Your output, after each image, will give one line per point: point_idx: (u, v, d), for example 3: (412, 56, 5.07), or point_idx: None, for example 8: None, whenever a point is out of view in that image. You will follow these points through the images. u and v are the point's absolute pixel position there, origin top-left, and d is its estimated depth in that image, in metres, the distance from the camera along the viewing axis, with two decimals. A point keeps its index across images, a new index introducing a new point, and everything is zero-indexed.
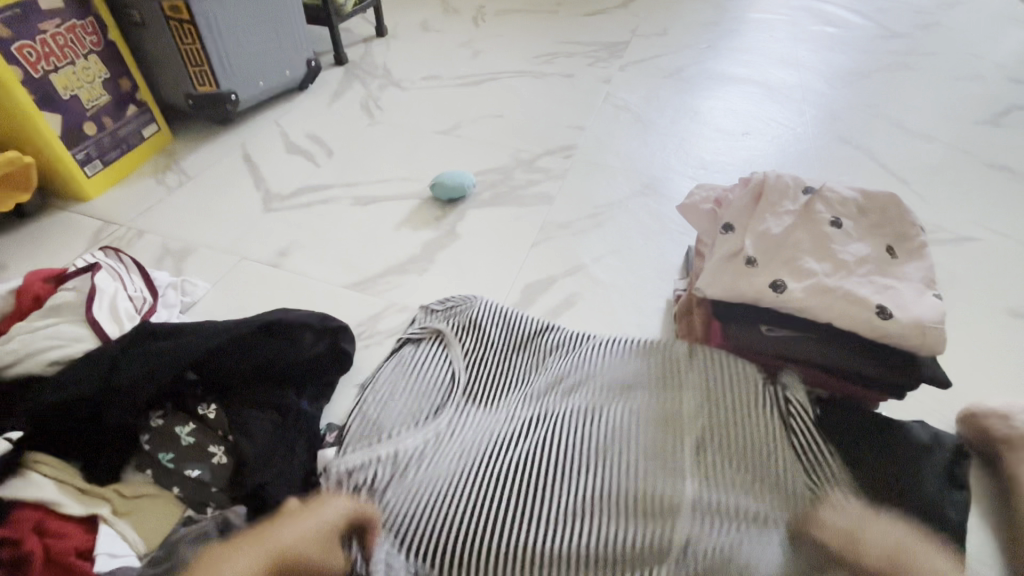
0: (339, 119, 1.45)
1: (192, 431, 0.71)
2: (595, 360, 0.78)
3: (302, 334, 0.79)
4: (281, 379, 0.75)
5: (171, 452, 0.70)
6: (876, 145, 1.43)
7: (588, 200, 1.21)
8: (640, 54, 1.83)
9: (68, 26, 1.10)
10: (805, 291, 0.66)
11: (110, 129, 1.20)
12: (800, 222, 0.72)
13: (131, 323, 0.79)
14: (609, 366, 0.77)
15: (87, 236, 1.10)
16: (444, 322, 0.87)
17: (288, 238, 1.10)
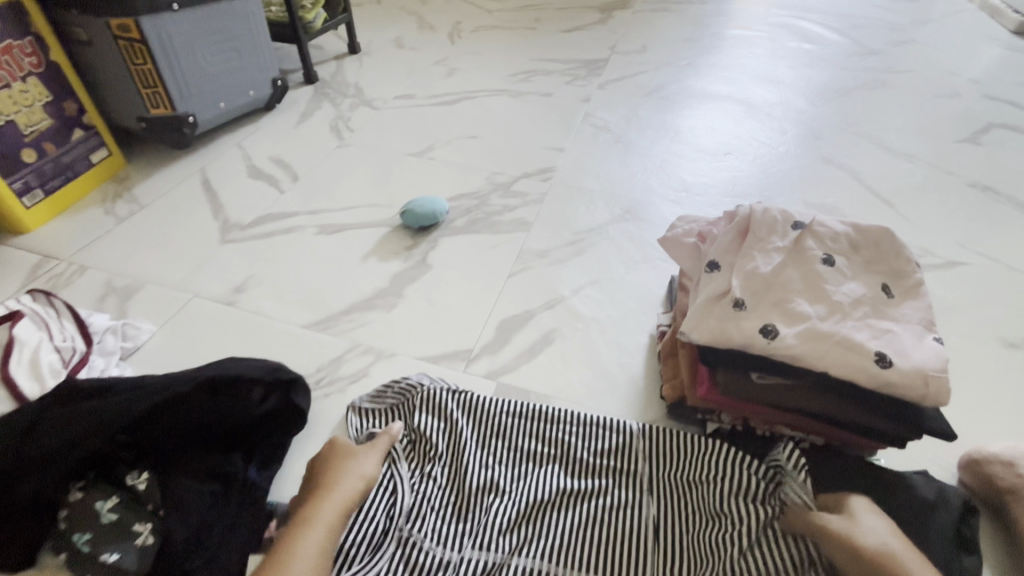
0: (306, 141, 1.38)
1: (116, 507, 0.63)
2: (559, 476, 0.70)
3: (250, 389, 0.71)
4: (225, 443, 0.69)
5: (89, 532, 0.62)
6: (859, 165, 1.41)
7: (566, 226, 1.15)
8: (619, 71, 1.80)
9: (3, 46, 1.02)
10: (796, 337, 0.61)
11: (52, 155, 1.12)
12: (789, 260, 0.67)
13: (53, 378, 0.72)
14: (572, 483, 0.70)
15: (23, 273, 1.01)
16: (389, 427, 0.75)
17: (245, 272, 1.02)
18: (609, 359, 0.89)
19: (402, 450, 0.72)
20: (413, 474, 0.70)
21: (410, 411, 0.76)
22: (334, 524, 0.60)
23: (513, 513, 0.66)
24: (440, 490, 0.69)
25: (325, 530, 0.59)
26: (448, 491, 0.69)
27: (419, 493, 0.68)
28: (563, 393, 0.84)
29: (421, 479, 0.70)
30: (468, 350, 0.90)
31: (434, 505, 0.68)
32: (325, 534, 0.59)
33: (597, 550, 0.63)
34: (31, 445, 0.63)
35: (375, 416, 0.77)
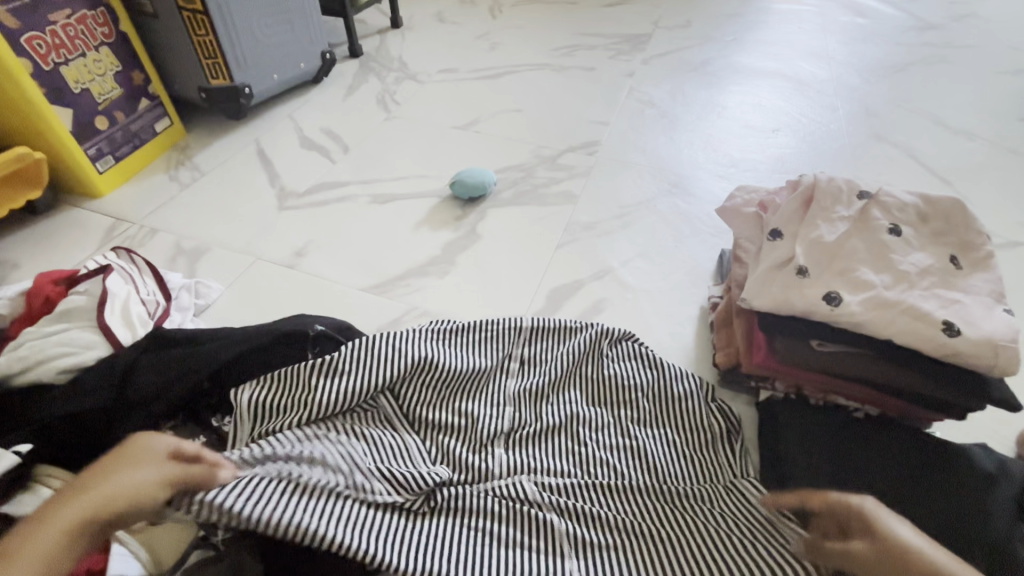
0: (354, 113, 1.41)
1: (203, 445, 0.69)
2: (635, 403, 0.75)
3: (329, 343, 0.76)
4: None
5: None
6: (915, 143, 1.37)
7: (614, 200, 1.16)
8: (663, 46, 1.77)
9: (78, 17, 1.06)
10: (862, 305, 0.62)
11: (122, 124, 1.17)
12: (855, 229, 0.66)
13: (144, 328, 0.77)
14: (638, 426, 0.73)
15: (99, 234, 1.07)
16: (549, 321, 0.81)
17: (304, 237, 1.06)
18: (659, 329, 0.90)
19: (534, 335, 0.80)
20: (518, 349, 0.79)
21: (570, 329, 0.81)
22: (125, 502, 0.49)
23: (520, 387, 0.75)
24: (515, 372, 0.77)
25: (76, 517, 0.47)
26: (533, 371, 0.77)
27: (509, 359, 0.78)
28: None
29: (519, 362, 0.78)
30: (520, 317, 0.93)
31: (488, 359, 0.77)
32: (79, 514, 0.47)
33: (590, 369, 0.78)
34: (129, 388, 0.69)
35: (547, 332, 0.81)
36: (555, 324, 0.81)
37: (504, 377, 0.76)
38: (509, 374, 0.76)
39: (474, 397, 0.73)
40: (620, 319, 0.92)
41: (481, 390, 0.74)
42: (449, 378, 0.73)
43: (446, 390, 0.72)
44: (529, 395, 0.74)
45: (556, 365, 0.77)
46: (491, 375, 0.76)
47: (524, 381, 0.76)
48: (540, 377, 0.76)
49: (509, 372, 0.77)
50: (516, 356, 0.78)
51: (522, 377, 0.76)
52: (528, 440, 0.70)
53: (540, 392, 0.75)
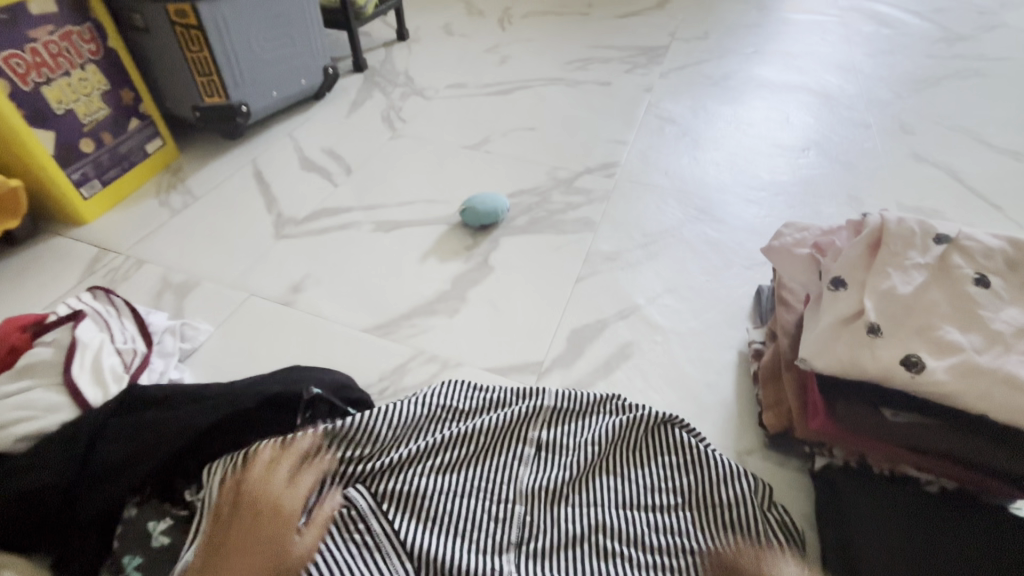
0: (358, 132, 1.33)
1: (167, 529, 0.59)
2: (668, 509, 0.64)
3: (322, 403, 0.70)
4: None
5: (138, 556, 0.58)
6: (957, 163, 1.28)
7: (636, 227, 1.07)
8: (681, 59, 1.69)
9: (62, 33, 0.99)
10: (948, 372, 0.52)
11: (110, 146, 1.09)
12: (933, 280, 0.57)
13: (117, 386, 0.70)
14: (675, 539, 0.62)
15: (81, 266, 1.00)
16: (570, 403, 0.73)
17: (302, 270, 0.98)
18: (693, 378, 0.81)
19: (553, 420, 0.72)
20: (536, 435, 0.70)
21: (594, 414, 0.72)
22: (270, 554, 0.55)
23: (534, 483, 0.66)
24: (532, 465, 0.68)
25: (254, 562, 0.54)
26: (550, 464, 0.68)
27: (523, 446, 0.69)
28: None
29: (535, 450, 0.69)
30: (538, 363, 0.84)
31: (499, 449, 0.69)
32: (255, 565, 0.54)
33: (616, 460, 0.69)
34: (93, 457, 0.62)
35: (568, 415, 0.72)
36: (574, 406, 0.73)
37: (517, 470, 0.67)
38: (523, 466, 0.67)
39: (481, 497, 0.64)
40: (650, 365, 0.83)
41: (489, 486, 0.65)
42: (451, 475, 0.66)
43: (450, 488, 0.64)
44: (545, 496, 0.65)
45: (577, 457, 0.68)
46: (502, 467, 0.67)
47: (539, 475, 0.67)
48: (558, 472, 0.67)
49: (523, 462, 0.68)
50: (531, 441, 0.70)
51: (538, 471, 0.67)
52: (545, 555, 0.60)
53: (557, 490, 0.66)
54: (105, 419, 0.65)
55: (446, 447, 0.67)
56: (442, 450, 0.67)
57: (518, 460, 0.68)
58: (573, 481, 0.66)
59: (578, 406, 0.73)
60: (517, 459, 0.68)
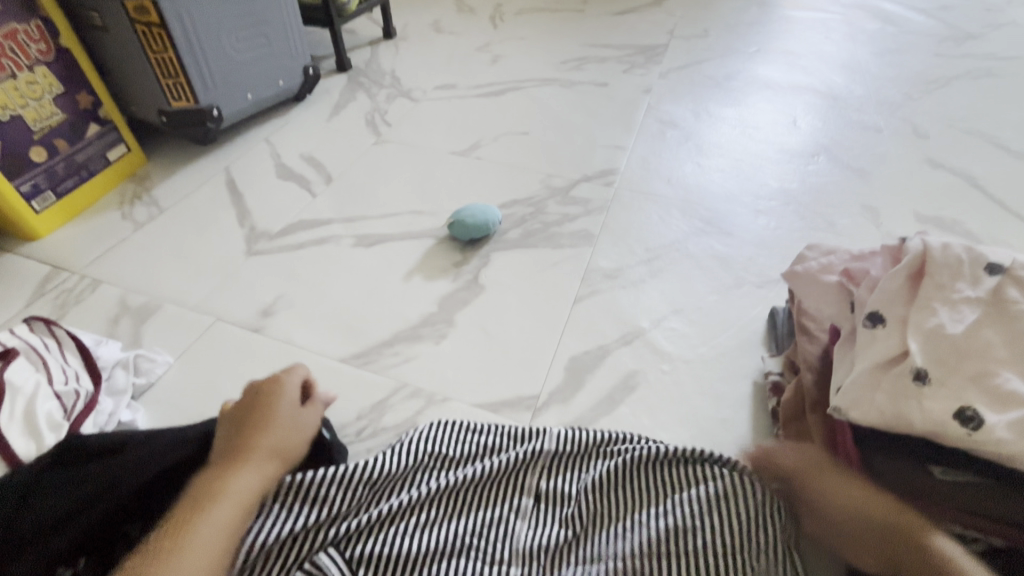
0: (339, 137, 1.25)
1: None
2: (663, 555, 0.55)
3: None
4: None
5: None
6: (975, 169, 1.21)
7: (639, 241, 0.99)
8: (681, 58, 1.61)
9: (6, 31, 0.90)
10: (1010, 429, 0.45)
11: (65, 154, 1.00)
12: (987, 317, 0.50)
13: (55, 434, 0.62)
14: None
15: (30, 287, 0.90)
16: (574, 445, 0.65)
17: (275, 291, 0.89)
18: (704, 414, 0.74)
19: (553, 466, 0.64)
20: (535, 484, 0.62)
21: (598, 456, 0.65)
22: (251, 504, 0.55)
23: (531, 542, 0.57)
24: (529, 521, 0.59)
25: (237, 505, 0.53)
26: (549, 519, 0.60)
27: (520, 497, 0.61)
28: None
29: (534, 502, 0.61)
30: (534, 396, 0.76)
31: (492, 500, 0.61)
32: (240, 510, 0.54)
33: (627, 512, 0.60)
34: (23, 518, 0.53)
35: (570, 459, 0.65)
36: (578, 451, 0.65)
37: (512, 527, 0.59)
38: (520, 521, 0.59)
39: (472, 557, 0.56)
40: (657, 399, 0.76)
41: (480, 547, 0.57)
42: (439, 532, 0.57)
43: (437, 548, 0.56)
44: (543, 556, 0.57)
45: (581, 511, 0.60)
46: (495, 522, 0.59)
47: (537, 533, 0.58)
48: (559, 529, 0.59)
49: (519, 516, 0.60)
50: (529, 491, 0.62)
51: (536, 526, 0.59)
52: None
53: (557, 549, 0.57)
54: (42, 472, 0.57)
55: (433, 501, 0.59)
56: (427, 504, 0.59)
57: (513, 514, 0.60)
58: (575, 539, 0.58)
59: (582, 452, 0.65)
60: (513, 513, 0.60)
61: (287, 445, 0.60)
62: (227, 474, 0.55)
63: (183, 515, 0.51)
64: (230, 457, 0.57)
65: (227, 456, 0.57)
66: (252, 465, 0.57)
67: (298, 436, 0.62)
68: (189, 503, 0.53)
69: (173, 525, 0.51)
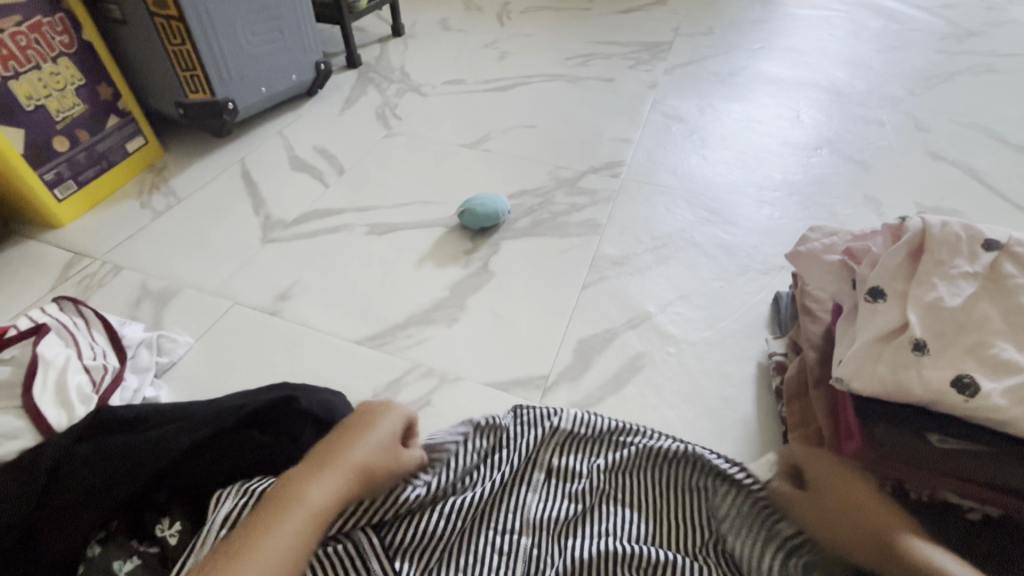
0: (350, 130, 1.27)
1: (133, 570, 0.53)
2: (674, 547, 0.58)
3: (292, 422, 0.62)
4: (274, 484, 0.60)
5: None
6: (976, 162, 1.22)
7: (645, 230, 1.01)
8: (686, 55, 1.64)
9: (32, 24, 0.93)
10: (1005, 396, 0.47)
11: (86, 144, 1.03)
12: (984, 291, 0.52)
13: (84, 407, 0.64)
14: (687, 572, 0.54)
15: (54, 272, 0.93)
16: (588, 425, 0.67)
17: (290, 276, 0.92)
18: (710, 393, 0.76)
19: (565, 443, 0.66)
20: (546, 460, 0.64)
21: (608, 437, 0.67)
22: (322, 518, 0.49)
23: (542, 513, 0.59)
24: (539, 496, 0.61)
25: (313, 517, 0.48)
26: (560, 494, 0.62)
27: (532, 472, 0.63)
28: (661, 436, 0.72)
29: (545, 477, 0.63)
30: (543, 377, 0.78)
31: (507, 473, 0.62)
32: (308, 523, 0.48)
33: (638, 490, 0.62)
34: (55, 489, 0.55)
35: (582, 438, 0.66)
36: (594, 432, 0.66)
37: (524, 498, 0.61)
38: (531, 493, 0.61)
39: (486, 525, 0.58)
40: (662, 379, 0.78)
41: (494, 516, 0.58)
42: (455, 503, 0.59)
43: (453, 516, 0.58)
44: (554, 526, 0.59)
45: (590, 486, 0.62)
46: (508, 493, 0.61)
47: (548, 504, 0.60)
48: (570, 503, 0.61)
49: (531, 489, 0.62)
50: (541, 466, 0.64)
51: (546, 498, 0.61)
52: None
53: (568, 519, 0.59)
54: (73, 445, 0.58)
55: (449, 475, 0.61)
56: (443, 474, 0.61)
57: (524, 487, 0.62)
58: (585, 513, 0.60)
59: (598, 432, 0.66)
60: (524, 487, 0.62)
61: (373, 462, 0.55)
62: (307, 482, 0.50)
63: (261, 518, 0.47)
64: (317, 463, 0.53)
65: (315, 463, 0.53)
66: (339, 482, 0.52)
67: (385, 456, 0.57)
68: (278, 504, 0.48)
69: (250, 531, 0.46)
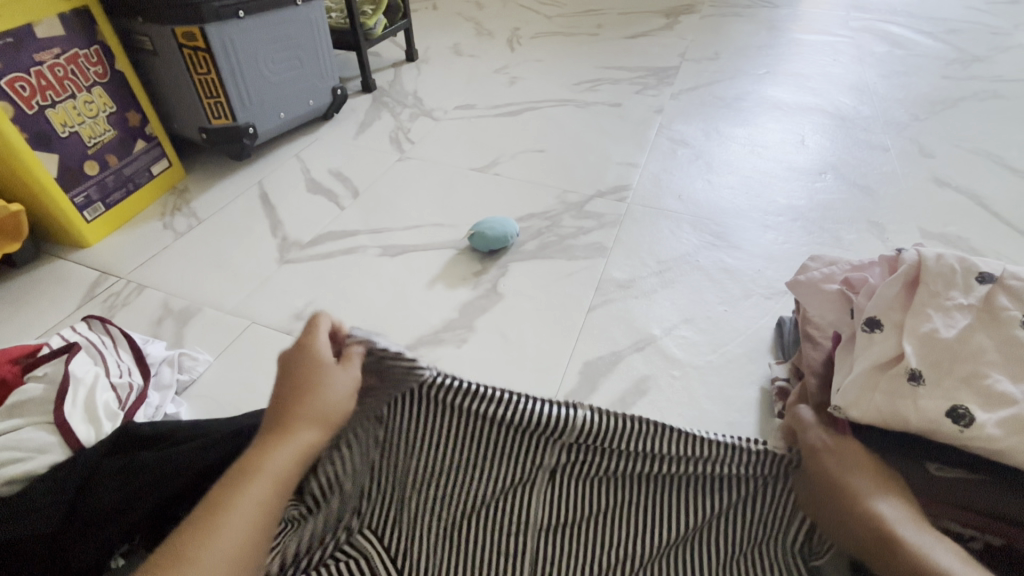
0: (365, 153, 1.32)
1: None
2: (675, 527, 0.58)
3: None
4: None
5: None
6: (980, 187, 1.24)
7: (650, 253, 1.04)
8: (692, 80, 1.67)
9: (69, 56, 0.99)
10: (1000, 427, 0.48)
11: (115, 168, 1.08)
12: (978, 322, 0.53)
13: (110, 424, 0.67)
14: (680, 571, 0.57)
15: (81, 290, 0.97)
16: (614, 417, 0.58)
17: (306, 296, 0.95)
18: (714, 417, 0.77)
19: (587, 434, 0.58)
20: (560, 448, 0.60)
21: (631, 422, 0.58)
22: (287, 483, 0.49)
23: (545, 503, 0.60)
24: (545, 487, 0.60)
25: (273, 485, 0.48)
26: (568, 483, 0.60)
27: (543, 464, 0.60)
28: None
29: (555, 466, 0.60)
30: (550, 398, 0.80)
31: (514, 461, 0.60)
32: (275, 489, 0.48)
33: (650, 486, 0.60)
34: (83, 503, 0.58)
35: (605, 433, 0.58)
36: (613, 425, 0.58)
37: (530, 489, 0.60)
38: (538, 483, 0.60)
39: (487, 526, 0.59)
40: (668, 402, 0.79)
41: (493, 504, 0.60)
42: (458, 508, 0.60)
43: (460, 507, 0.60)
44: (556, 516, 0.59)
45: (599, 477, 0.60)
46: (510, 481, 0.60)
47: (550, 493, 0.60)
48: (575, 491, 0.60)
49: (539, 482, 0.60)
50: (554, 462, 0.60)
51: (551, 490, 0.60)
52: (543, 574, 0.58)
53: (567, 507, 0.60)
54: (99, 460, 0.61)
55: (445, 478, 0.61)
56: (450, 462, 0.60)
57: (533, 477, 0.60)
58: (588, 503, 0.60)
59: (617, 424, 0.58)
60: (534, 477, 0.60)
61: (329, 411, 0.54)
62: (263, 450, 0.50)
63: (220, 495, 0.47)
64: (270, 437, 0.51)
65: (270, 430, 0.52)
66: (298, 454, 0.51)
67: (343, 401, 0.55)
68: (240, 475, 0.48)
69: (211, 506, 0.46)
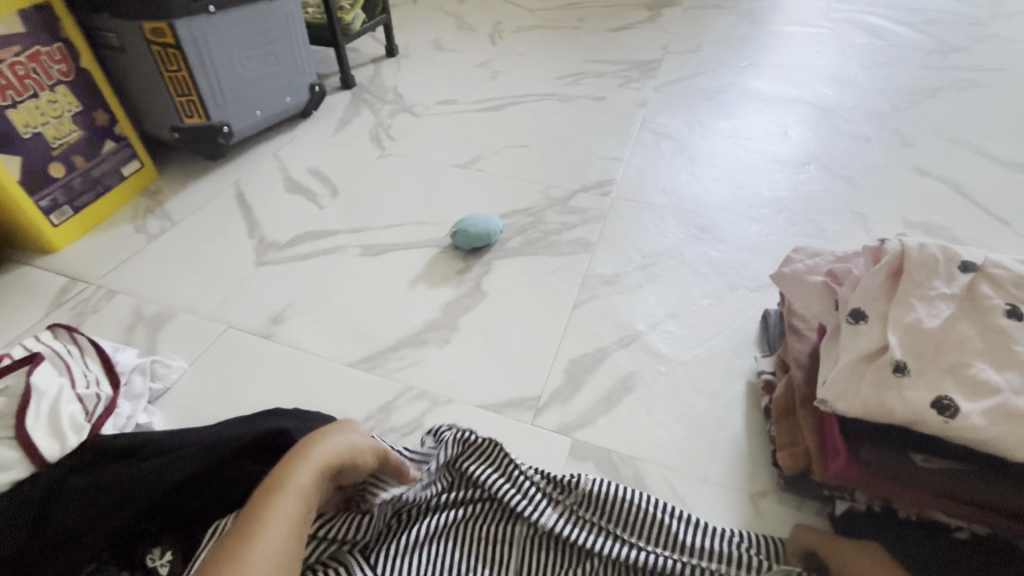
0: (345, 151, 1.29)
1: None
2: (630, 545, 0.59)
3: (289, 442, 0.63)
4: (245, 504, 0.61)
5: None
6: (960, 176, 1.25)
7: (635, 248, 1.03)
8: (676, 73, 1.66)
9: (30, 53, 0.95)
10: (984, 416, 0.48)
11: (82, 169, 1.04)
12: (961, 312, 0.53)
13: (76, 436, 0.64)
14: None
15: (48, 298, 0.94)
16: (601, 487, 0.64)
17: (284, 298, 0.93)
18: (700, 412, 0.77)
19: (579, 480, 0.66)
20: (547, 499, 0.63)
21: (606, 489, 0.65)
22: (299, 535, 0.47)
23: (527, 536, 0.61)
24: (528, 528, 0.61)
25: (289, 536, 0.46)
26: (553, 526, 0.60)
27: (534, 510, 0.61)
28: (652, 455, 0.72)
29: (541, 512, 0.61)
30: (535, 397, 0.79)
31: (505, 503, 0.62)
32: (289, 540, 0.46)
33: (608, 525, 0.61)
34: (47, 521, 0.55)
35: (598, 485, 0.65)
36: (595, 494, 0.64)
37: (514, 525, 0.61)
38: (522, 522, 0.61)
39: (464, 545, 0.60)
40: (654, 398, 0.78)
41: (473, 536, 0.60)
42: (439, 542, 0.60)
43: (442, 532, 0.60)
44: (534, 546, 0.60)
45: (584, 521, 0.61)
46: (497, 520, 0.62)
47: (528, 531, 0.61)
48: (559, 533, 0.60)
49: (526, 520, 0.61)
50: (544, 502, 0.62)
51: (534, 527, 0.61)
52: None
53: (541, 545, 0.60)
54: (65, 476, 0.59)
55: (426, 513, 0.62)
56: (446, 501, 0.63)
57: (519, 517, 0.62)
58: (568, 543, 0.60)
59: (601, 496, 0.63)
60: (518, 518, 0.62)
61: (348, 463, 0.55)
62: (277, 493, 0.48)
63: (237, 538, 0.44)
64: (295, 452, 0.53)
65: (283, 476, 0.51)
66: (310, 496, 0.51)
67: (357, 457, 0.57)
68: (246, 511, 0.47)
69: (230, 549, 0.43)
